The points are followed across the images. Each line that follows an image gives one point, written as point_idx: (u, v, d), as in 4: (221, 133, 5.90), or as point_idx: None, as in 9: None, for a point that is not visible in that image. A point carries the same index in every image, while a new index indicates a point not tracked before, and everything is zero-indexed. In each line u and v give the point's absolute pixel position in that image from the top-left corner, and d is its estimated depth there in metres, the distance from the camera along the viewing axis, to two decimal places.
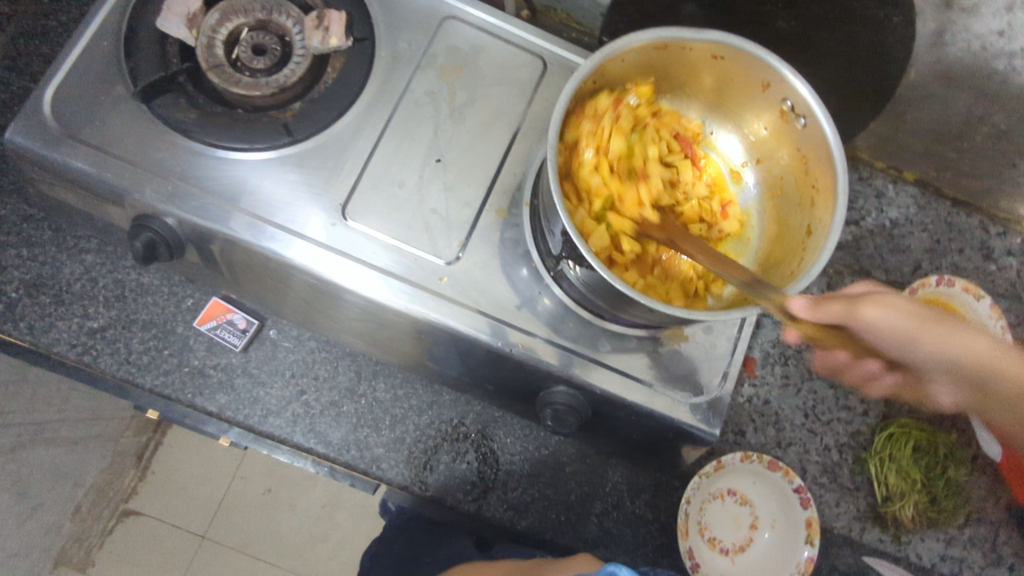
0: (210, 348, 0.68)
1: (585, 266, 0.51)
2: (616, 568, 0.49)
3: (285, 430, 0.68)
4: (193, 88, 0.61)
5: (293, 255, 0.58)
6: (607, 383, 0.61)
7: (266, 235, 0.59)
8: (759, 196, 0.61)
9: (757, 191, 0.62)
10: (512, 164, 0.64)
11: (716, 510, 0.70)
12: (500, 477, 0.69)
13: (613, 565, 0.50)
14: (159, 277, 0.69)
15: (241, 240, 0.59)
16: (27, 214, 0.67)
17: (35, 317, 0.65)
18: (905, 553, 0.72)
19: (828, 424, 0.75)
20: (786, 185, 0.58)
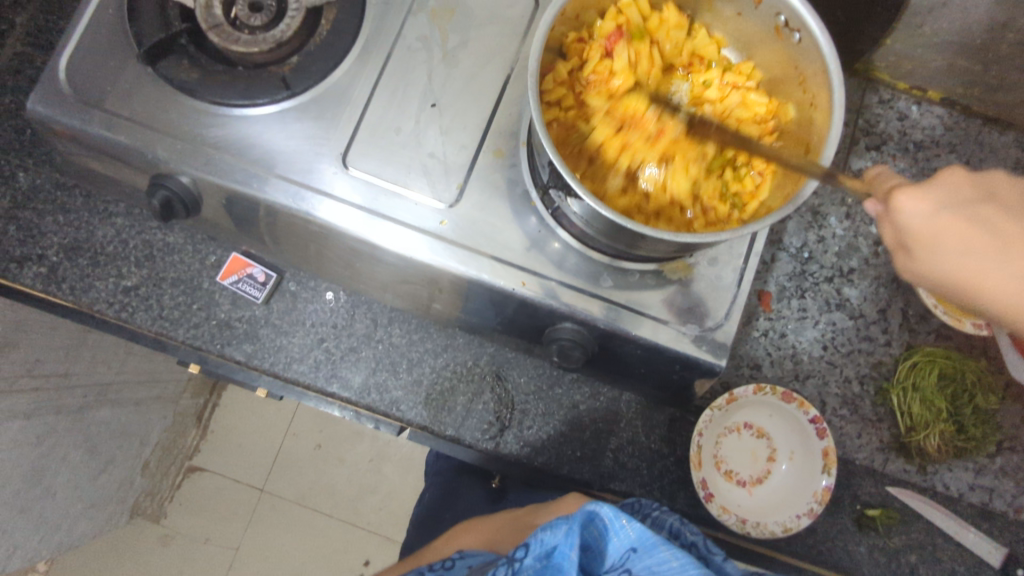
0: (234, 301, 0.71)
1: (575, 196, 0.51)
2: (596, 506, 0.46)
3: (308, 376, 0.71)
4: (196, 49, 0.63)
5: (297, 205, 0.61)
6: (609, 316, 0.61)
7: (272, 187, 0.61)
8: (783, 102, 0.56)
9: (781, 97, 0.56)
10: (507, 106, 0.64)
11: (732, 443, 0.70)
12: (515, 415, 0.71)
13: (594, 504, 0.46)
14: (183, 236, 0.72)
15: (264, 199, 0.61)
16: (60, 182, 0.72)
17: (76, 279, 0.70)
18: (931, 483, 0.71)
19: (849, 356, 0.73)
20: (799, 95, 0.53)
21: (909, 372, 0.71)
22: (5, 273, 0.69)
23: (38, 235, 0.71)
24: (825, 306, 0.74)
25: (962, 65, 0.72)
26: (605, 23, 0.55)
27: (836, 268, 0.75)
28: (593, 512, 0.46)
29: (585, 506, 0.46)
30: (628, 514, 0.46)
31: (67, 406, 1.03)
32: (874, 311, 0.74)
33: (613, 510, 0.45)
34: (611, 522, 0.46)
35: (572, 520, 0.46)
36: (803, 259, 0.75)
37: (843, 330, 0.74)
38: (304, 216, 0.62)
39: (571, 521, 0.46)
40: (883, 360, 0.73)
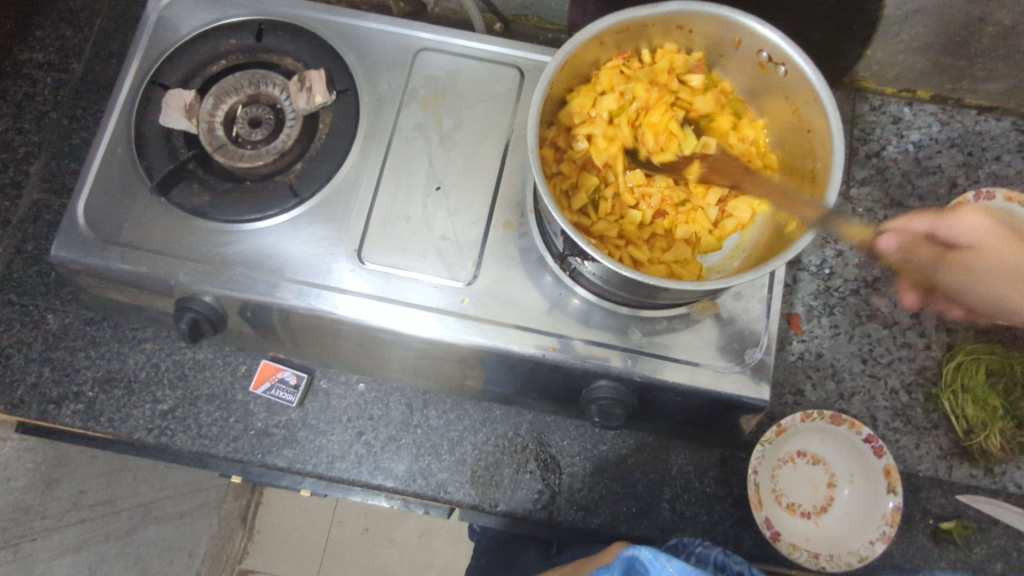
0: (269, 408, 0.72)
1: (592, 258, 0.52)
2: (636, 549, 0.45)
3: (352, 472, 0.70)
4: (204, 172, 0.66)
5: (324, 306, 0.62)
6: (643, 367, 0.61)
7: (294, 292, 0.62)
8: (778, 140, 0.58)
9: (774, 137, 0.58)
10: (509, 177, 0.66)
11: (789, 474, 0.68)
12: (564, 480, 0.70)
13: (633, 548, 0.45)
14: (212, 351, 0.73)
15: (272, 302, 0.62)
16: (88, 318, 0.74)
17: (113, 410, 0.71)
18: (1002, 484, 0.69)
19: (890, 366, 0.72)
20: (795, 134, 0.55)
21: (956, 375, 0.70)
22: (45, 415, 0.70)
23: (72, 372, 0.72)
24: (856, 320, 0.73)
25: (945, 63, 0.73)
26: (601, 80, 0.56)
27: (859, 280, 0.74)
28: (633, 556, 0.45)
29: (622, 553, 0.46)
30: (667, 553, 0.44)
31: (112, 533, 1.02)
32: (907, 316, 0.73)
33: (649, 551, 0.44)
34: (651, 564, 0.44)
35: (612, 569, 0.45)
36: (826, 277, 0.75)
37: (879, 341, 0.73)
38: (329, 316, 0.62)
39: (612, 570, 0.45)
40: (926, 364, 0.72)
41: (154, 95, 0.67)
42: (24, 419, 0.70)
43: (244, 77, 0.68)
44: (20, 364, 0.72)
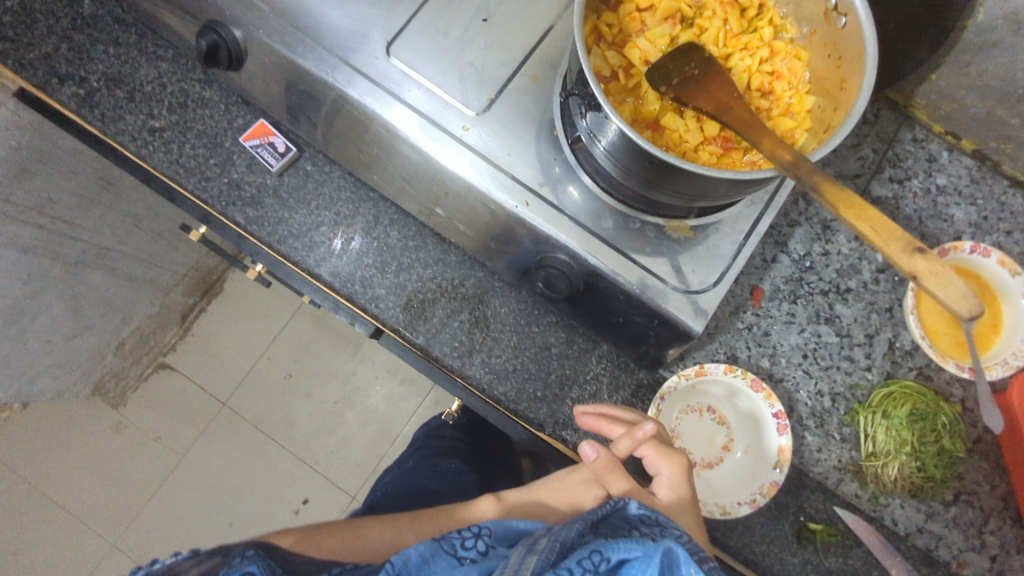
0: (249, 165, 0.73)
1: (598, 112, 0.53)
2: (675, 545, 0.46)
3: (300, 254, 0.72)
4: None
5: (391, 119, 0.63)
6: (601, 256, 0.62)
7: (355, 84, 0.63)
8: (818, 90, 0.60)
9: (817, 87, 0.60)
10: (554, 38, 0.66)
11: (692, 423, 0.70)
12: (487, 341, 0.72)
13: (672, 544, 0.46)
14: (219, 94, 0.74)
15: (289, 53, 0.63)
16: (120, 18, 0.75)
17: (109, 108, 0.72)
18: (880, 514, 0.71)
19: (825, 370, 0.73)
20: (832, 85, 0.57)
21: (883, 400, 0.72)
22: (45, 85, 0.72)
23: (86, 59, 0.73)
24: (813, 317, 0.74)
25: (998, 115, 0.72)
26: None
27: (833, 284, 0.75)
28: (669, 552, 0.46)
29: (665, 541, 0.47)
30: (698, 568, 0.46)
31: (65, 257, 1.06)
32: (862, 334, 0.74)
33: (690, 558, 0.46)
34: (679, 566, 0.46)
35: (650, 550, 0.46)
36: (803, 268, 0.76)
37: (826, 344, 0.74)
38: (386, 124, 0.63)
39: (649, 551, 0.46)
40: (859, 383, 0.73)
41: None
42: (26, 81, 0.72)
43: None
44: (42, 32, 0.73)
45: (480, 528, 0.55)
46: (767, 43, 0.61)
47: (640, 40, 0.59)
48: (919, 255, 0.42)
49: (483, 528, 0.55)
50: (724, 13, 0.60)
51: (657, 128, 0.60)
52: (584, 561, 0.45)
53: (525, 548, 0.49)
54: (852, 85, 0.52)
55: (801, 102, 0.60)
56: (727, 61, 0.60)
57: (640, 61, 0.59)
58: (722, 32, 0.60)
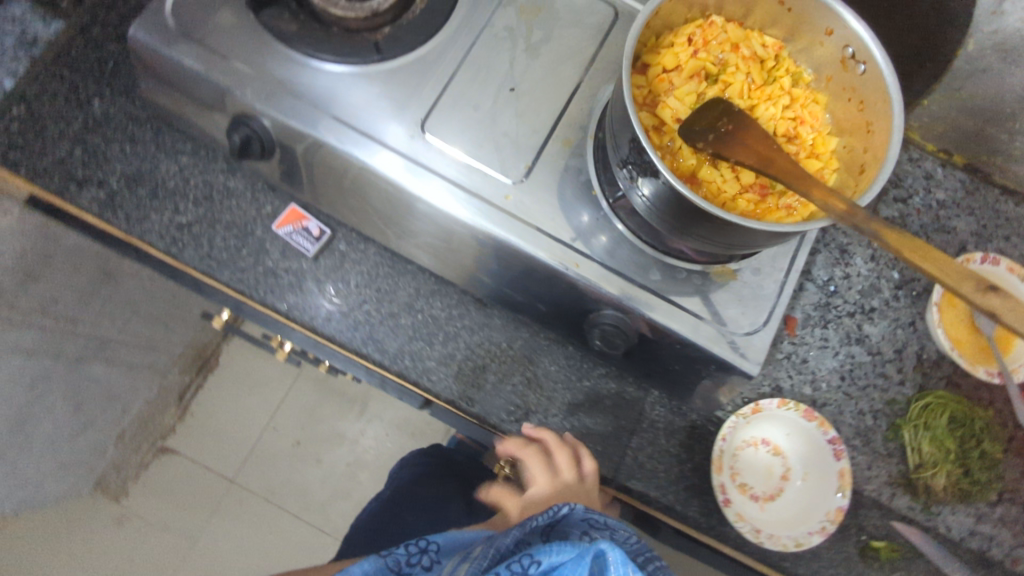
0: (283, 251, 0.73)
1: (653, 175, 0.55)
2: (608, 548, 0.48)
3: (345, 335, 0.72)
4: (296, 5, 0.67)
5: (378, 165, 0.63)
6: (655, 309, 0.64)
7: (340, 136, 0.64)
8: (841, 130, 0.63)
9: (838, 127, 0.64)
10: (579, 100, 0.68)
11: (749, 457, 0.71)
12: (542, 401, 0.72)
13: (607, 544, 0.48)
14: (244, 182, 0.74)
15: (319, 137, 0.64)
16: (133, 115, 0.74)
17: (133, 208, 0.71)
18: (934, 523, 0.74)
19: (864, 389, 0.76)
20: (857, 125, 0.61)
21: (921, 412, 0.74)
22: (64, 192, 0.70)
23: (103, 161, 0.72)
24: (845, 339, 0.77)
25: (988, 132, 0.78)
26: (697, 34, 0.62)
27: (858, 305, 0.79)
28: (602, 551, 0.48)
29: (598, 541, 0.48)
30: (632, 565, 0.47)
31: (65, 354, 1.02)
32: (892, 350, 0.78)
33: (622, 557, 0.47)
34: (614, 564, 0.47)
35: (581, 555, 0.47)
36: (829, 293, 0.79)
37: (860, 364, 0.77)
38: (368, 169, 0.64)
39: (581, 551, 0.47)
40: (896, 398, 0.76)
41: None
42: (43, 190, 0.70)
43: None
44: (54, 138, 0.72)
45: (426, 544, 0.58)
46: (787, 91, 0.64)
47: (671, 99, 0.61)
48: (992, 294, 0.45)
49: (430, 542, 0.58)
50: (745, 67, 0.63)
51: (695, 181, 0.62)
52: (512, 566, 0.48)
53: (461, 559, 0.53)
54: (884, 127, 0.55)
55: (826, 143, 0.63)
56: (753, 111, 0.63)
57: (672, 120, 0.62)
58: (746, 85, 0.63)
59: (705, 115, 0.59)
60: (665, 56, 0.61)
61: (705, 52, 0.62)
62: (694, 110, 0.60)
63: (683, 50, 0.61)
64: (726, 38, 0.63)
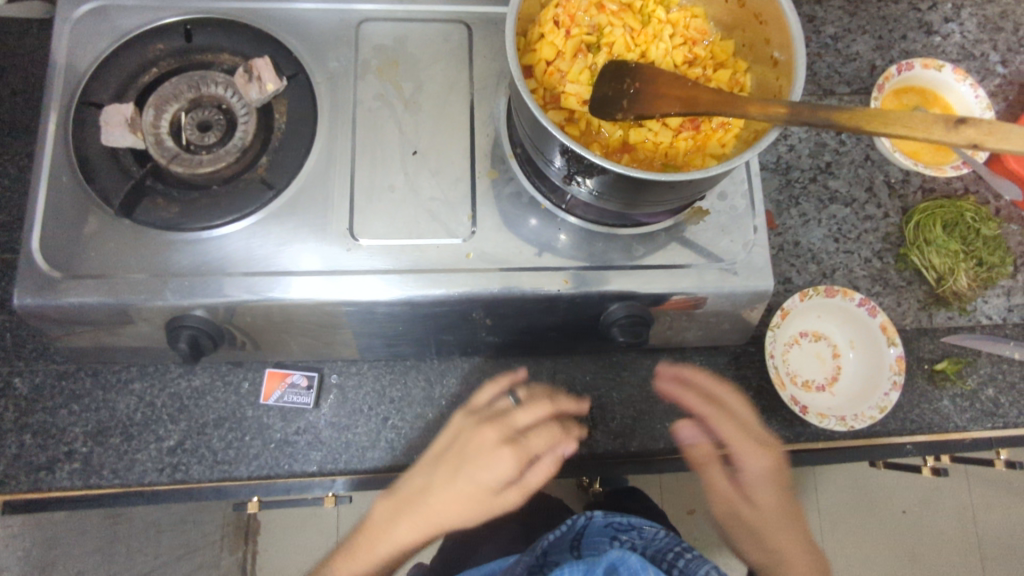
0: (284, 417, 0.68)
1: (595, 172, 0.54)
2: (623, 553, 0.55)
3: (387, 459, 0.69)
4: (163, 184, 0.61)
5: (295, 295, 0.60)
6: (657, 281, 0.63)
7: (245, 286, 0.59)
8: (733, 29, 0.62)
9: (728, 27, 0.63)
10: (481, 129, 0.65)
11: (797, 355, 0.72)
12: (595, 413, 0.71)
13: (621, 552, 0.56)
14: (208, 374, 0.69)
15: (260, 300, 0.60)
16: (61, 371, 0.68)
17: (116, 460, 0.66)
18: (976, 319, 0.76)
19: (859, 239, 0.78)
20: (746, 20, 0.60)
21: (917, 232, 0.76)
22: (39, 484, 0.64)
23: (60, 432, 0.66)
24: (820, 204, 0.78)
25: None
26: (560, 11, 0.60)
27: (815, 167, 0.79)
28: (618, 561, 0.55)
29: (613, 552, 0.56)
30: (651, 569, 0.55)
31: None
32: (863, 191, 0.79)
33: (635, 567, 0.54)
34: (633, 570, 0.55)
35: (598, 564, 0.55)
36: (784, 171, 0.79)
37: (845, 219, 0.78)
38: (288, 305, 0.60)
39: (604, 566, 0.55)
40: (889, 230, 0.78)
41: (89, 117, 0.62)
42: (17, 495, 0.64)
43: (182, 81, 0.63)
44: None
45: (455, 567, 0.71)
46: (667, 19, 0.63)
47: (569, 87, 0.60)
48: (964, 126, 0.43)
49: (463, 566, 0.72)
50: (619, 19, 0.61)
51: (629, 148, 0.61)
52: None
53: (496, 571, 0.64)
54: (777, 17, 0.55)
55: (725, 48, 0.63)
56: (647, 57, 0.61)
57: (580, 105, 0.60)
58: (628, 37, 0.61)
59: (609, 88, 0.57)
60: (542, 50, 0.59)
61: (576, 27, 0.61)
62: (595, 85, 0.59)
63: (555, 36, 0.59)
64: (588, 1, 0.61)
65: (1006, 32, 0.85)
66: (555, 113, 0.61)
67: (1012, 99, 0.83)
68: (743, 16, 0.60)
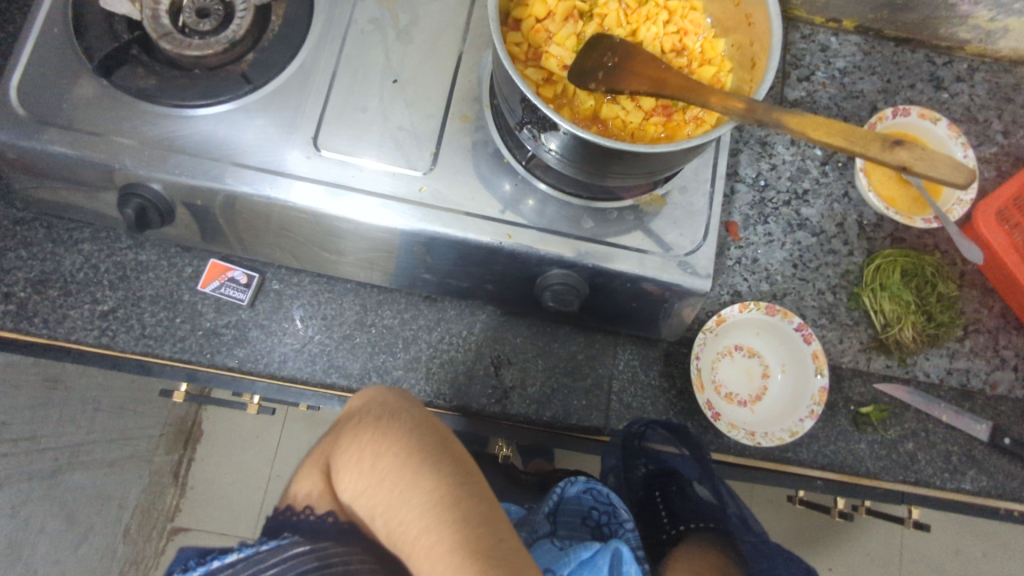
0: (218, 308, 0.71)
1: (551, 128, 0.54)
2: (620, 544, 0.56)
3: (306, 371, 0.71)
4: (149, 58, 0.63)
5: (296, 199, 0.61)
6: (598, 255, 0.63)
7: (247, 179, 0.61)
8: (725, 27, 0.63)
9: (720, 25, 0.64)
10: (465, 74, 0.66)
11: (727, 366, 0.73)
12: (517, 376, 0.73)
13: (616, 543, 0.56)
14: (156, 252, 0.71)
15: (227, 190, 0.61)
16: (18, 217, 0.70)
17: (49, 311, 0.68)
18: (913, 373, 0.76)
19: (817, 270, 0.78)
20: (737, 18, 0.60)
21: (875, 275, 0.76)
22: None
23: (2, 272, 0.68)
24: (787, 228, 0.79)
25: None
26: None
27: (791, 192, 0.80)
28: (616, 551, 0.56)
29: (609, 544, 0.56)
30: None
31: (36, 473, 0.90)
32: (833, 225, 0.79)
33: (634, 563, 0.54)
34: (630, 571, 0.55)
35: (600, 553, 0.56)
36: (760, 188, 0.80)
37: (808, 248, 0.78)
38: (286, 205, 0.62)
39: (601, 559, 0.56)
40: (850, 268, 0.78)
41: None
42: None
43: None
44: None
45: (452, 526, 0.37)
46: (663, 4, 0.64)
47: (553, 48, 0.60)
48: (897, 149, 0.44)
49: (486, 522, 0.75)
50: None
51: (600, 122, 0.61)
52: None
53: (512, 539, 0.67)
54: (762, 16, 0.56)
55: (715, 44, 0.63)
56: (636, 36, 0.62)
57: (560, 68, 0.60)
58: (621, 13, 0.62)
59: (590, 54, 0.57)
60: (534, 6, 0.60)
61: None
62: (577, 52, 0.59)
63: None
64: None
65: (1014, 104, 0.85)
66: (534, 71, 0.61)
67: (1004, 169, 0.82)
68: (735, 14, 0.61)
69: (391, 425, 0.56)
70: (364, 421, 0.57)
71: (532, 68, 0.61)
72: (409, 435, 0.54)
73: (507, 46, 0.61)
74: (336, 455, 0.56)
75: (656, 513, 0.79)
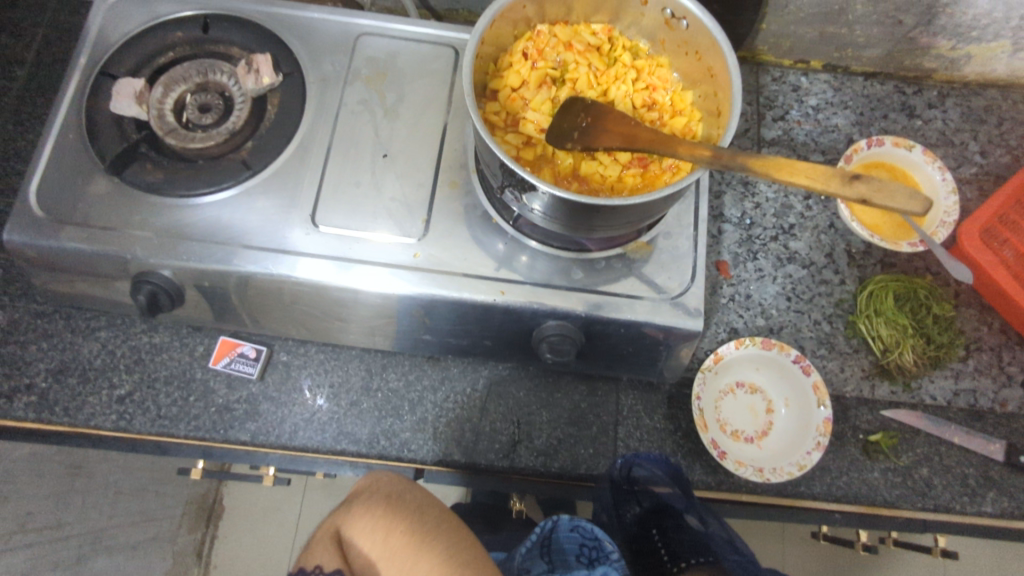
0: (229, 384, 0.73)
1: (532, 189, 0.57)
2: None
3: (316, 439, 0.72)
4: (156, 154, 0.68)
5: (300, 273, 0.64)
6: (590, 304, 0.65)
7: (252, 259, 0.64)
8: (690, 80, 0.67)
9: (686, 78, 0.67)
10: (450, 143, 0.70)
11: (730, 403, 0.73)
12: (524, 429, 0.74)
13: None
14: (169, 334, 0.75)
15: (233, 270, 0.64)
16: (39, 311, 0.74)
17: (69, 399, 0.71)
18: (919, 397, 0.76)
19: (811, 301, 0.79)
20: (701, 71, 0.64)
21: (869, 302, 0.77)
22: None
23: (24, 365, 0.72)
24: (777, 263, 0.80)
25: (828, 32, 0.84)
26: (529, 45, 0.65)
27: (777, 227, 0.82)
28: None
29: None
30: None
31: None
32: (822, 256, 0.81)
33: None
34: None
35: None
36: (747, 226, 0.82)
37: (800, 280, 0.80)
38: (289, 281, 0.65)
39: None
40: (843, 297, 0.79)
41: (103, 85, 0.69)
42: None
43: (192, 67, 0.71)
44: None
45: None
46: (631, 63, 0.68)
47: (529, 114, 0.64)
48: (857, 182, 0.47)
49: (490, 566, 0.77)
50: (584, 59, 0.67)
51: (580, 178, 0.64)
52: None
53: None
54: (721, 69, 0.59)
55: (683, 96, 0.67)
56: (606, 95, 0.67)
57: (537, 131, 0.64)
58: (590, 76, 0.67)
59: (564, 118, 0.60)
60: (509, 78, 0.65)
61: (542, 61, 0.66)
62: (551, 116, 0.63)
63: (522, 66, 0.64)
64: (557, 40, 0.67)
65: (989, 124, 0.87)
66: (514, 136, 0.65)
67: (986, 188, 0.84)
68: (699, 68, 0.64)
69: (398, 502, 0.63)
70: (375, 497, 0.63)
71: (511, 134, 0.65)
72: (416, 514, 0.62)
73: (487, 116, 0.65)
74: (348, 526, 0.61)
75: (654, 548, 0.82)
